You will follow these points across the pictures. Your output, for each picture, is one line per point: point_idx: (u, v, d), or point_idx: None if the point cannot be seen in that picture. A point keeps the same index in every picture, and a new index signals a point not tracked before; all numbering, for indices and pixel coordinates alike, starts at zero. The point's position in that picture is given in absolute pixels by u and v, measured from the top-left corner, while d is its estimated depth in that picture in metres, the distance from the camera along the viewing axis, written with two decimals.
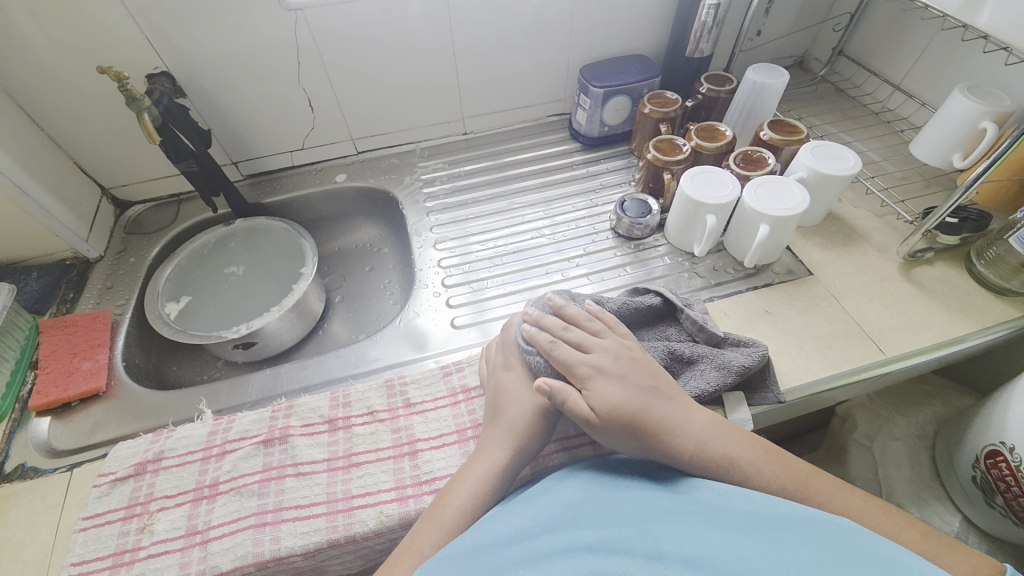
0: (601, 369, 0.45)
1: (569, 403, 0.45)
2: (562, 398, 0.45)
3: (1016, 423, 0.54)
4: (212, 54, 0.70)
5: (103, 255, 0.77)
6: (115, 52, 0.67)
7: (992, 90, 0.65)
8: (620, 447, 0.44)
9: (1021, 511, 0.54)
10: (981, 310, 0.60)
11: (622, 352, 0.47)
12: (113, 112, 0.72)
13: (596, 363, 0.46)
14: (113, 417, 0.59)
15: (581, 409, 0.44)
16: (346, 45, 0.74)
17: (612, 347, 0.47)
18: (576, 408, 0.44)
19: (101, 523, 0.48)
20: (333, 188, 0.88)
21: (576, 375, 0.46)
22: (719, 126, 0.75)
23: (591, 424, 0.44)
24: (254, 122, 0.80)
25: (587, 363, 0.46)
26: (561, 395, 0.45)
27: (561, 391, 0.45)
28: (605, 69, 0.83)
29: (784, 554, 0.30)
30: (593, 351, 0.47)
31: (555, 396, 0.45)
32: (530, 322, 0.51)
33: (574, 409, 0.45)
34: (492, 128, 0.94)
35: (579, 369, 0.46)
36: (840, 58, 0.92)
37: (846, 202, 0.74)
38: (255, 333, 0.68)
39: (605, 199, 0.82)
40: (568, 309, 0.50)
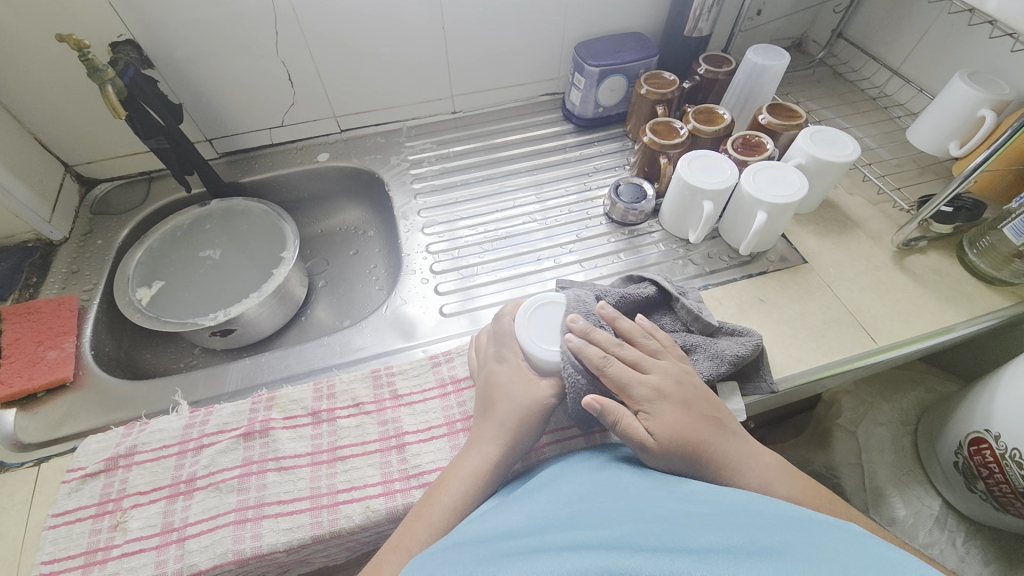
0: (661, 392, 0.43)
1: (624, 425, 0.42)
2: (616, 420, 0.42)
3: (1001, 412, 0.54)
4: (182, 22, 0.65)
5: (68, 237, 0.73)
6: (74, 16, 0.61)
7: (992, 78, 0.64)
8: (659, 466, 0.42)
9: (1002, 497, 0.55)
10: (970, 299, 0.60)
11: (679, 375, 0.45)
12: (74, 83, 0.67)
13: (654, 385, 0.43)
14: (83, 409, 0.56)
15: (637, 432, 0.42)
16: (328, 14, 0.69)
17: (670, 368, 0.45)
18: (632, 432, 0.42)
19: (72, 520, 0.45)
20: (314, 167, 0.84)
21: (631, 397, 0.43)
22: (718, 110, 0.72)
23: (646, 450, 0.42)
24: (230, 96, 0.75)
25: (645, 384, 0.43)
26: (615, 417, 0.42)
27: (617, 413, 0.42)
28: (602, 47, 0.79)
29: (788, 555, 0.28)
30: (651, 372, 0.44)
31: (608, 417, 0.42)
32: (576, 332, 0.46)
33: (629, 433, 0.42)
34: (482, 107, 0.91)
35: (635, 390, 0.43)
36: (839, 41, 0.90)
37: (842, 189, 0.74)
38: (234, 320, 0.65)
39: (599, 183, 0.80)
40: (622, 324, 0.47)
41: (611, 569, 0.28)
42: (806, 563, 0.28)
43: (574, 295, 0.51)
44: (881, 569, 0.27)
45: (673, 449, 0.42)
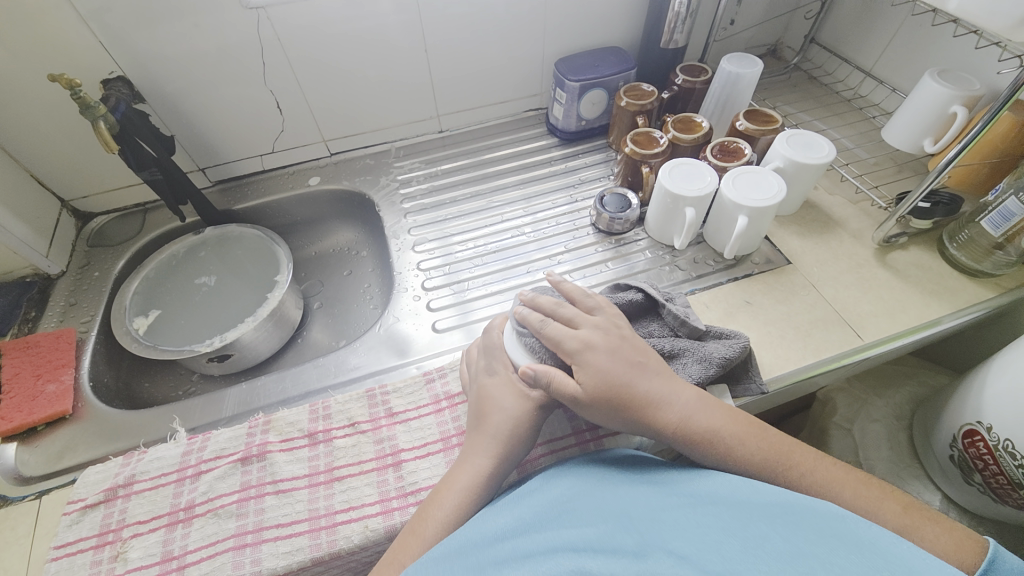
0: (589, 343, 0.46)
1: (556, 384, 0.45)
2: (548, 379, 0.45)
3: (992, 402, 0.55)
4: (173, 56, 0.67)
5: (65, 270, 0.74)
6: (68, 57, 0.63)
7: (962, 75, 0.66)
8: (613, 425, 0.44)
9: (999, 488, 0.56)
10: (954, 293, 0.61)
11: (610, 329, 0.47)
12: (68, 120, 0.69)
13: (584, 338, 0.46)
14: (83, 440, 0.56)
15: (567, 387, 0.45)
16: (314, 43, 0.72)
17: (603, 324, 0.47)
18: (562, 388, 0.45)
19: (73, 552, 0.46)
20: (306, 191, 0.86)
21: (565, 351, 0.46)
22: (695, 118, 0.74)
23: (578, 403, 0.44)
24: (221, 126, 0.77)
25: (576, 338, 0.46)
26: (548, 376, 0.45)
27: (547, 373, 0.45)
28: (581, 62, 0.82)
29: (766, 545, 0.29)
30: (583, 327, 0.47)
31: (541, 378, 0.45)
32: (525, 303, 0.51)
33: (561, 390, 0.45)
34: (468, 125, 0.93)
35: (568, 345, 0.46)
36: (811, 46, 0.93)
37: (822, 190, 0.75)
38: (230, 345, 0.66)
39: (585, 194, 0.81)
40: (564, 286, 0.51)
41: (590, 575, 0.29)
42: (782, 552, 0.28)
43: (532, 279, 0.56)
44: (852, 552, 0.28)
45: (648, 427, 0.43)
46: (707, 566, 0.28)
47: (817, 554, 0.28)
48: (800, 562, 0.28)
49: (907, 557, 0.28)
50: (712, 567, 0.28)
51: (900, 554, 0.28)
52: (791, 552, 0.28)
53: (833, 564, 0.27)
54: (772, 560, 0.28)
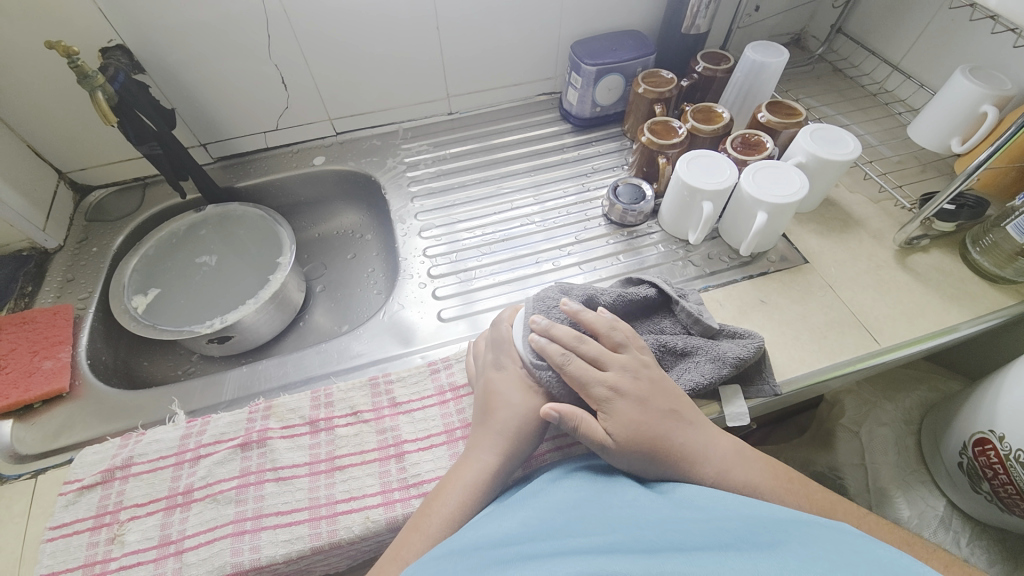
0: (617, 389, 0.44)
1: (584, 427, 0.43)
2: (574, 423, 0.43)
3: (1006, 412, 0.53)
4: (174, 25, 0.64)
5: (63, 244, 0.72)
6: (66, 23, 0.61)
7: (994, 73, 0.64)
8: (638, 472, 0.43)
9: (1007, 498, 0.55)
10: (974, 298, 0.60)
11: (638, 370, 0.45)
12: (66, 90, 0.66)
13: (612, 383, 0.44)
14: (81, 419, 0.55)
15: (595, 432, 0.43)
16: (321, 15, 0.69)
17: (629, 364, 0.45)
18: (591, 433, 0.42)
19: (69, 533, 0.45)
20: (311, 171, 0.83)
21: (591, 396, 0.44)
22: (716, 108, 0.72)
23: (607, 450, 0.43)
24: (224, 100, 0.74)
25: (603, 382, 0.44)
26: (575, 420, 0.43)
27: (574, 416, 0.43)
28: (598, 46, 0.78)
29: (780, 552, 0.29)
30: (609, 368, 0.44)
31: (568, 421, 0.43)
32: (538, 331, 0.47)
33: (590, 434, 0.43)
34: (478, 108, 0.90)
35: (595, 390, 0.44)
36: (838, 36, 0.89)
37: (843, 187, 0.73)
38: (231, 327, 0.65)
39: (597, 183, 0.79)
40: (586, 317, 0.47)
41: (601, 573, 0.28)
42: (795, 559, 0.28)
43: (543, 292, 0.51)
44: (872, 567, 0.27)
45: (653, 453, 0.42)
46: (716, 565, 0.28)
47: (833, 562, 0.27)
48: (815, 571, 0.27)
49: (924, 574, 0.27)
50: (724, 564, 0.28)
51: (922, 573, 0.27)
52: (808, 561, 0.27)
53: (850, 573, 0.26)
54: (786, 563, 0.27)
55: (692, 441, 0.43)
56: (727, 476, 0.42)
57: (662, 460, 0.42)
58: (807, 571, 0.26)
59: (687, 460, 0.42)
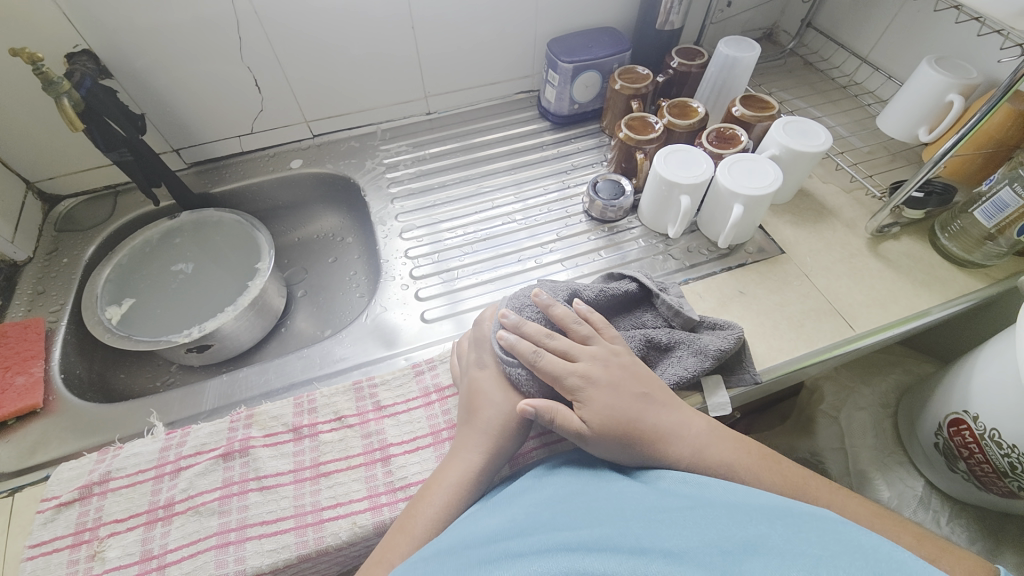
0: (589, 378, 0.44)
1: (559, 418, 0.43)
2: (550, 416, 0.43)
3: (978, 392, 0.55)
4: (142, 28, 0.63)
5: (31, 256, 0.70)
6: (27, 29, 0.59)
7: (959, 63, 0.65)
8: (615, 458, 0.43)
9: (984, 476, 0.57)
10: (944, 283, 0.61)
11: (609, 358, 0.46)
12: (29, 97, 0.64)
13: (584, 372, 0.44)
14: (56, 435, 0.54)
15: (572, 423, 0.43)
16: (295, 16, 0.68)
17: (600, 353, 0.46)
18: (567, 424, 0.43)
19: (48, 551, 0.44)
20: (288, 175, 0.82)
21: (565, 388, 0.44)
22: (691, 103, 0.73)
23: (584, 438, 0.43)
24: (196, 104, 0.73)
25: (576, 372, 0.44)
26: (551, 412, 0.43)
27: (549, 410, 0.43)
28: (575, 43, 0.79)
29: (765, 544, 0.29)
30: (580, 359, 0.45)
31: (544, 415, 0.43)
32: (508, 328, 0.47)
33: (566, 425, 0.43)
34: (457, 107, 0.90)
35: (567, 381, 0.44)
36: (808, 30, 0.91)
37: (816, 178, 0.74)
38: (210, 336, 0.64)
39: (577, 180, 0.79)
40: (556, 310, 0.47)
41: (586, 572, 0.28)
42: (778, 551, 0.28)
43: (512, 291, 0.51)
44: (855, 556, 0.28)
45: (635, 448, 0.43)
46: (701, 565, 0.28)
47: (819, 554, 0.28)
48: (798, 564, 0.27)
49: (906, 560, 0.28)
50: (710, 563, 0.28)
51: (904, 560, 0.27)
52: (791, 552, 0.28)
53: (833, 564, 0.27)
54: (772, 559, 0.28)
55: (684, 435, 0.43)
56: (711, 468, 0.42)
57: (653, 452, 0.43)
58: (792, 565, 0.27)
59: (678, 453, 0.42)
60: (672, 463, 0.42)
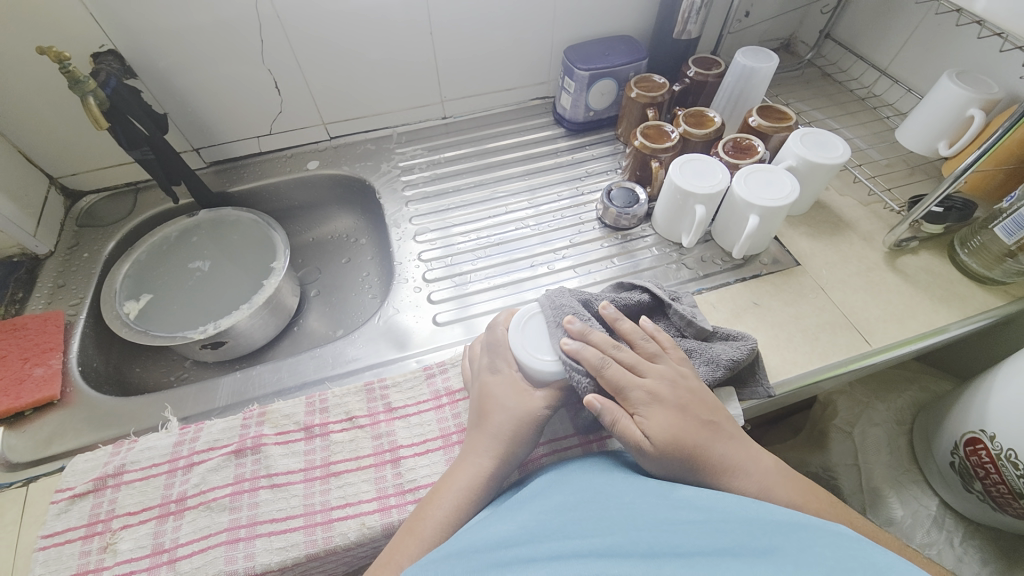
0: (653, 395, 0.43)
1: (621, 426, 0.42)
2: (613, 420, 0.43)
3: (996, 411, 0.54)
4: (166, 30, 0.64)
5: (54, 250, 0.72)
6: (58, 29, 0.60)
7: (980, 77, 0.65)
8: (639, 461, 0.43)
9: (999, 497, 0.56)
10: (963, 299, 0.61)
11: (676, 379, 0.45)
12: (56, 95, 0.66)
13: (650, 388, 0.44)
14: (72, 426, 0.55)
15: (633, 434, 0.42)
16: (314, 20, 0.69)
17: (667, 372, 0.45)
18: (629, 435, 0.42)
19: (61, 542, 0.44)
20: (304, 176, 0.83)
21: (626, 398, 0.43)
22: (708, 112, 0.72)
23: (643, 452, 0.42)
24: (216, 105, 0.74)
25: (642, 387, 0.44)
26: (614, 417, 0.43)
27: (614, 414, 0.43)
28: (591, 51, 0.79)
29: (779, 558, 0.29)
30: (647, 375, 0.44)
31: (606, 417, 0.43)
32: (573, 334, 0.46)
33: (626, 434, 0.42)
34: (472, 112, 0.90)
35: (631, 393, 0.43)
36: (827, 41, 0.91)
37: (833, 190, 0.74)
38: (224, 333, 0.64)
39: (591, 187, 0.79)
40: (622, 325, 0.48)
41: None
42: (794, 566, 0.28)
43: (570, 294, 0.51)
44: (872, 574, 0.27)
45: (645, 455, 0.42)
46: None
47: (835, 570, 0.28)
48: None
49: None
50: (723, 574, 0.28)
51: None
52: (805, 566, 0.28)
53: None
54: (786, 572, 0.27)
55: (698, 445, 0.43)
56: (725, 480, 0.42)
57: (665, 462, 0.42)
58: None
59: (690, 464, 0.42)
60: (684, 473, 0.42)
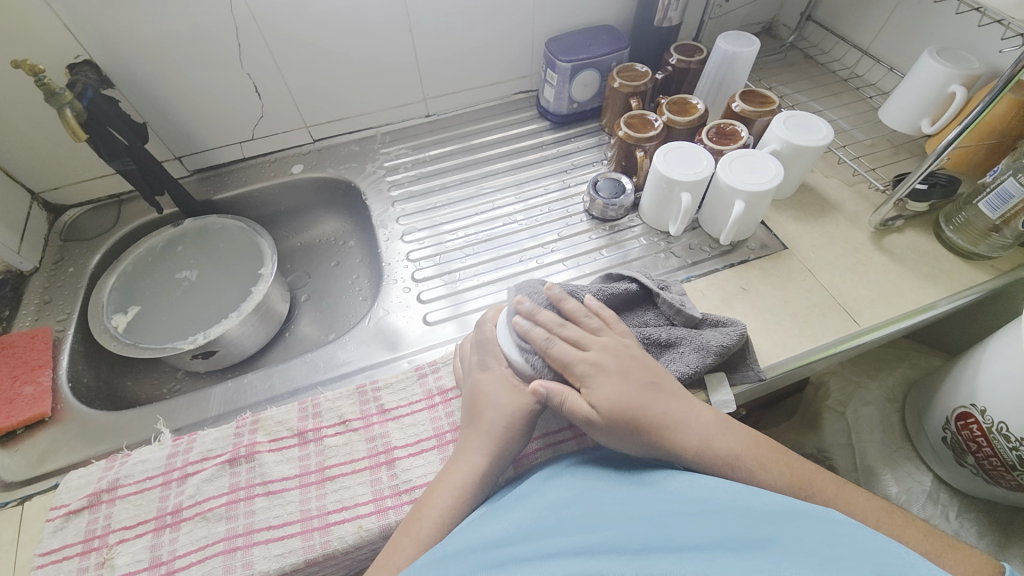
0: (600, 366, 0.44)
1: (569, 403, 0.44)
2: (561, 399, 0.44)
3: (985, 386, 0.55)
4: (142, 38, 0.63)
5: (38, 266, 0.71)
6: (29, 41, 0.59)
7: (960, 53, 0.65)
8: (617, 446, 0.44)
9: (992, 470, 0.56)
10: (950, 276, 0.61)
11: (619, 348, 0.46)
12: (31, 108, 0.65)
13: (594, 360, 0.45)
14: (65, 443, 0.54)
15: (581, 409, 0.43)
16: (293, 22, 0.68)
17: (611, 344, 0.46)
18: (576, 409, 0.43)
19: (59, 559, 0.44)
20: (289, 180, 0.82)
21: (574, 374, 0.45)
22: (691, 99, 0.72)
23: (593, 425, 0.43)
24: (197, 112, 0.73)
25: (586, 360, 0.45)
26: (560, 396, 0.44)
27: (561, 393, 0.44)
28: (573, 42, 0.79)
29: (773, 546, 0.29)
30: (591, 348, 0.45)
31: (554, 398, 0.44)
32: (523, 314, 0.48)
33: (575, 411, 0.44)
34: (456, 109, 0.90)
35: (578, 368, 0.45)
36: (808, 23, 0.91)
37: (818, 172, 0.74)
38: (215, 342, 0.64)
39: (577, 179, 0.79)
40: (568, 303, 0.48)
41: None
42: (787, 554, 0.28)
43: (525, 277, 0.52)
44: (865, 558, 0.28)
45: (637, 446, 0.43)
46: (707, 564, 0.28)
47: (827, 555, 0.28)
48: (807, 565, 0.27)
49: (913, 562, 0.27)
50: (716, 563, 0.28)
51: (911, 562, 0.27)
52: (797, 553, 0.28)
53: (842, 566, 0.27)
54: (779, 559, 0.28)
55: (690, 432, 0.43)
56: (718, 466, 0.42)
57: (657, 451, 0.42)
58: (799, 566, 0.27)
59: (683, 452, 0.42)
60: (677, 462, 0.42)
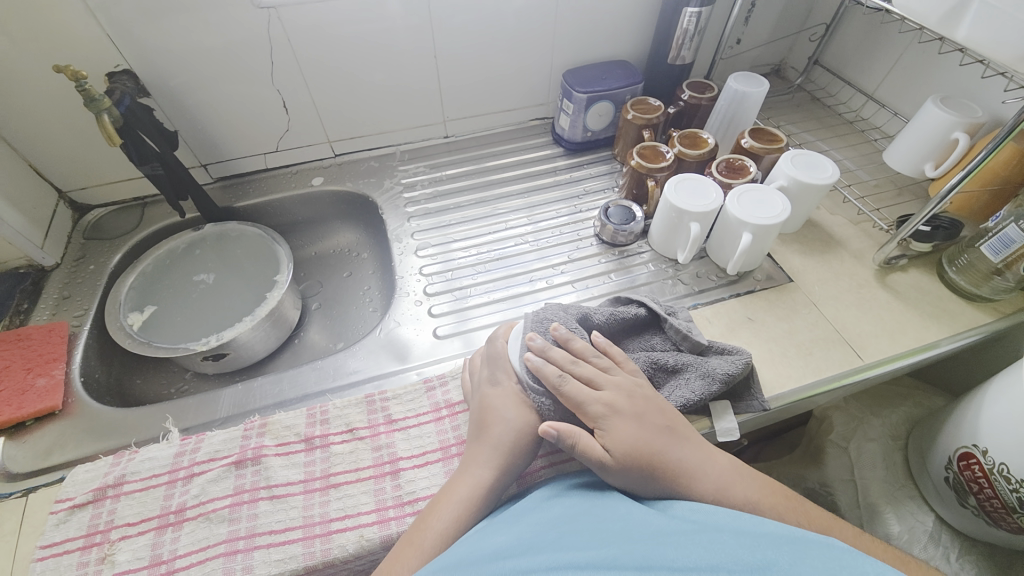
0: (614, 407, 0.44)
1: (582, 445, 0.43)
2: (572, 442, 0.43)
3: (988, 427, 0.55)
4: (178, 51, 0.66)
5: (59, 262, 0.73)
6: (73, 49, 0.63)
7: (964, 102, 0.67)
8: (632, 488, 0.44)
9: (994, 512, 0.56)
10: (952, 315, 0.62)
11: (633, 390, 0.46)
12: (68, 111, 0.68)
13: (607, 401, 0.45)
14: (73, 437, 0.55)
15: (595, 451, 0.43)
16: (322, 43, 0.71)
17: (623, 384, 0.46)
18: (590, 451, 0.43)
19: (59, 552, 0.44)
20: (309, 192, 0.85)
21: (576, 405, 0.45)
22: (702, 134, 0.75)
23: (605, 466, 0.43)
24: (225, 122, 0.76)
25: (599, 401, 0.45)
26: (573, 438, 0.43)
27: (572, 435, 0.43)
28: (589, 75, 0.82)
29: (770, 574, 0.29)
30: (604, 388, 0.45)
31: (565, 440, 0.43)
32: (534, 350, 0.48)
33: (588, 452, 0.43)
34: (474, 131, 0.93)
35: (590, 409, 0.44)
36: (815, 67, 0.94)
37: (823, 209, 0.76)
38: (226, 345, 0.65)
39: (589, 205, 0.81)
40: (576, 343, 0.48)
41: None
42: None
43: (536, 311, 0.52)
44: None
45: (644, 476, 0.43)
46: None
47: None
48: None
49: None
50: None
51: None
52: None
53: None
54: None
55: (695, 456, 0.43)
56: (721, 487, 0.43)
57: (657, 477, 0.43)
58: None
59: (687, 474, 0.42)
60: (678, 484, 0.42)
